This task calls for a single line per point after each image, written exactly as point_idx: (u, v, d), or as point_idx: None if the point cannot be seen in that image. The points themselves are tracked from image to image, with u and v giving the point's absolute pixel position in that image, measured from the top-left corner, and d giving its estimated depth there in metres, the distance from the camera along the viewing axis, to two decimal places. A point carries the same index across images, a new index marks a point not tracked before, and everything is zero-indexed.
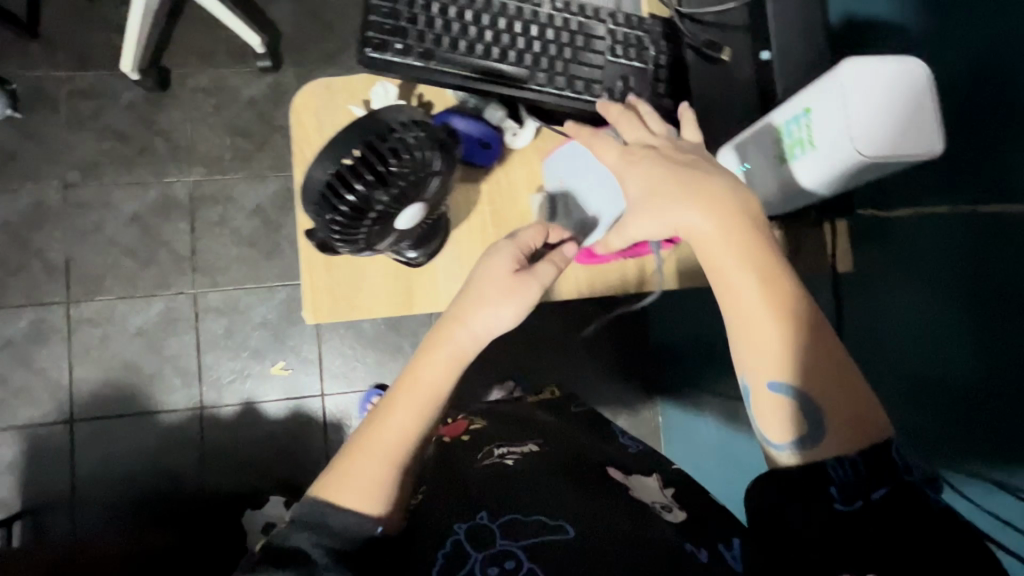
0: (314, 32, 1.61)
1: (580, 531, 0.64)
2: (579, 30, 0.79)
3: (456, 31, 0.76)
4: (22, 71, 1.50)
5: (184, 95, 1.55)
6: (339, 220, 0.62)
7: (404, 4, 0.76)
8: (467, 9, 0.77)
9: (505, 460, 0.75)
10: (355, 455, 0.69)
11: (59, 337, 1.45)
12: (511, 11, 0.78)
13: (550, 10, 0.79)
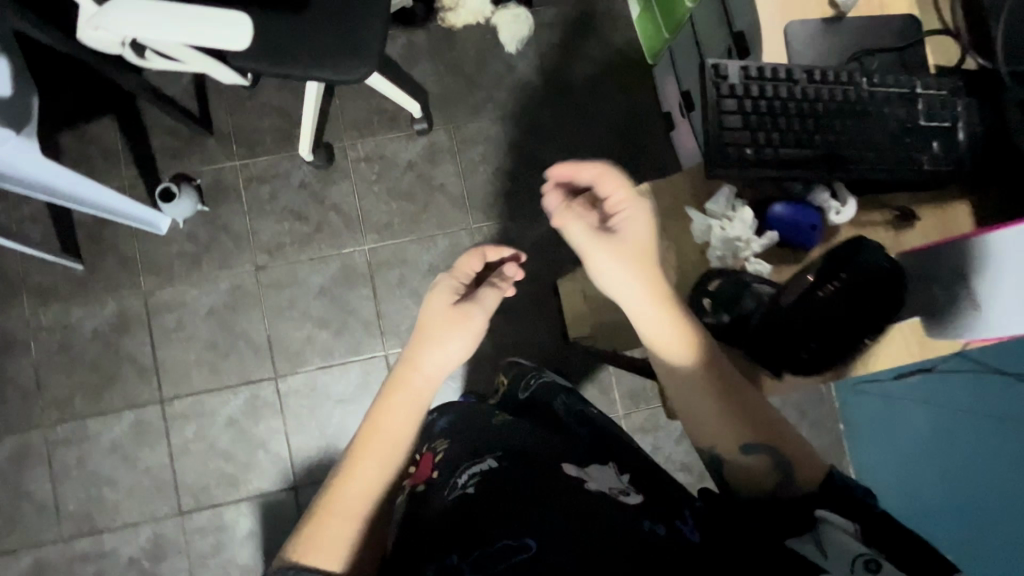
0: (459, 88, 1.66)
1: (541, 542, 0.67)
2: (893, 103, 0.94)
3: (789, 126, 0.93)
4: (203, 165, 1.59)
5: (349, 167, 1.62)
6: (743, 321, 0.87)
7: (743, 109, 0.93)
8: (796, 104, 0.94)
9: (467, 488, 0.77)
10: (321, 535, 0.80)
11: (273, 411, 1.55)
12: (832, 97, 0.94)
13: (866, 88, 0.94)
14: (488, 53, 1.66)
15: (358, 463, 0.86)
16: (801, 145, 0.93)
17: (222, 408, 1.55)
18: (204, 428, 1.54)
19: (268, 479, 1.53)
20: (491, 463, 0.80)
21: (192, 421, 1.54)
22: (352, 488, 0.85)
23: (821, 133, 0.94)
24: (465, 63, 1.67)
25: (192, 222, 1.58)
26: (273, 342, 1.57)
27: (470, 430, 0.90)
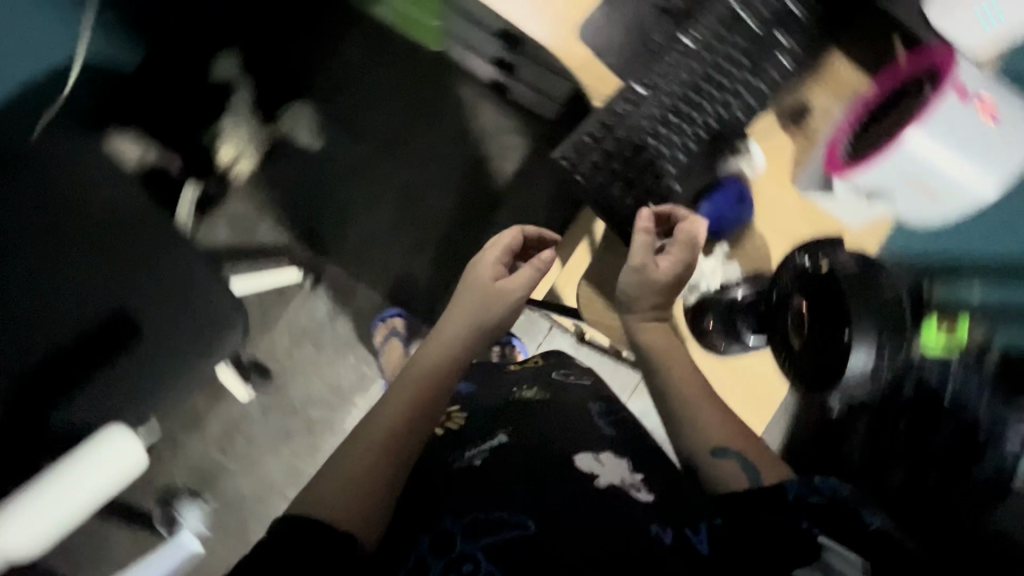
0: (308, 216, 1.50)
1: (542, 522, 0.60)
2: (713, 68, 0.72)
3: (678, 135, 0.73)
4: (174, 471, 1.50)
5: (287, 364, 1.52)
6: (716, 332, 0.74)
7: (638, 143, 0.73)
8: (658, 127, 0.73)
9: (475, 459, 0.71)
10: (331, 495, 0.62)
11: None
12: (675, 97, 0.73)
13: (689, 48, 0.73)
14: (300, 168, 1.48)
15: (387, 401, 0.74)
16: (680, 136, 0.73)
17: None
18: None
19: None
20: (503, 438, 0.73)
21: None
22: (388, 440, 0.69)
23: (687, 127, 0.73)
24: (291, 194, 1.50)
25: (209, 519, 1.51)
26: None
27: (490, 406, 0.83)
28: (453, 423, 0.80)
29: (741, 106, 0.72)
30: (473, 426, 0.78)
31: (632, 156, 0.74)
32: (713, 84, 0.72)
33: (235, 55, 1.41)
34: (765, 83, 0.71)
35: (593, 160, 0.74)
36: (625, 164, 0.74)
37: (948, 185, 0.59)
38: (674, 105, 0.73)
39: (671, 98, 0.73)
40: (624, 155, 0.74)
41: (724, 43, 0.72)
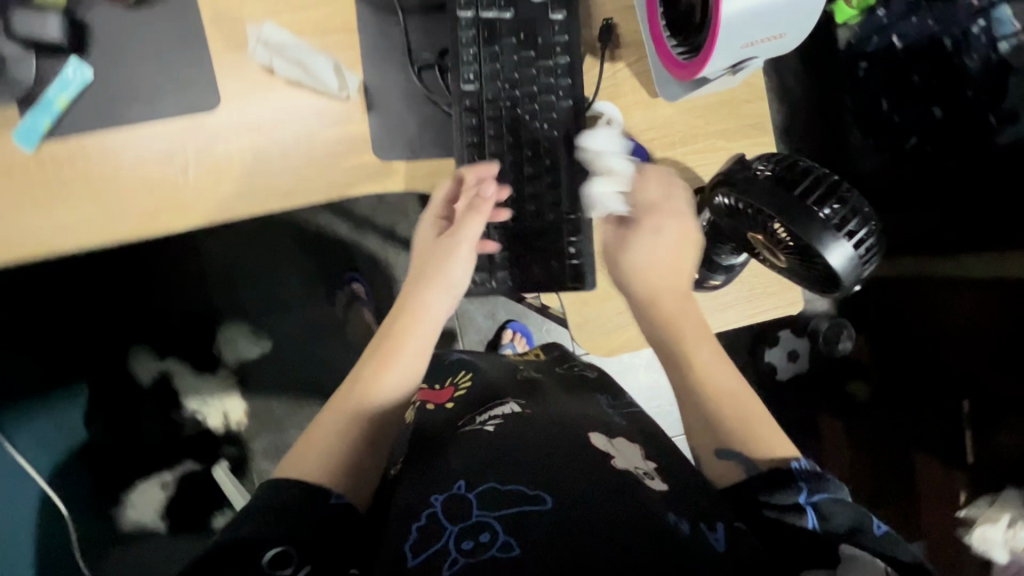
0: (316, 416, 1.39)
1: (564, 500, 0.49)
2: (513, 84, 0.62)
3: (539, 180, 0.64)
4: None
5: None
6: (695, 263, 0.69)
7: (518, 221, 0.65)
8: (522, 193, 0.64)
9: (487, 426, 0.60)
10: (320, 437, 0.56)
11: None
12: (504, 147, 0.63)
13: (475, 94, 0.62)
14: (272, 386, 1.39)
15: (376, 346, 0.63)
16: (546, 180, 0.64)
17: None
18: None
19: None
20: (518, 408, 0.62)
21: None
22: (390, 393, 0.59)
23: (542, 166, 0.63)
24: (281, 396, 1.39)
25: None
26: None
27: (504, 385, 0.69)
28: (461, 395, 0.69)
29: (564, 84, 0.62)
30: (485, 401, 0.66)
31: (530, 219, 0.64)
32: (526, 94, 0.62)
33: (147, 346, 1.35)
34: (561, 46, 0.62)
35: (506, 259, 0.65)
36: (533, 233, 0.64)
37: (780, 24, 0.54)
38: (513, 145, 0.63)
39: (505, 143, 0.63)
40: (523, 226, 0.64)
41: (496, 51, 0.61)
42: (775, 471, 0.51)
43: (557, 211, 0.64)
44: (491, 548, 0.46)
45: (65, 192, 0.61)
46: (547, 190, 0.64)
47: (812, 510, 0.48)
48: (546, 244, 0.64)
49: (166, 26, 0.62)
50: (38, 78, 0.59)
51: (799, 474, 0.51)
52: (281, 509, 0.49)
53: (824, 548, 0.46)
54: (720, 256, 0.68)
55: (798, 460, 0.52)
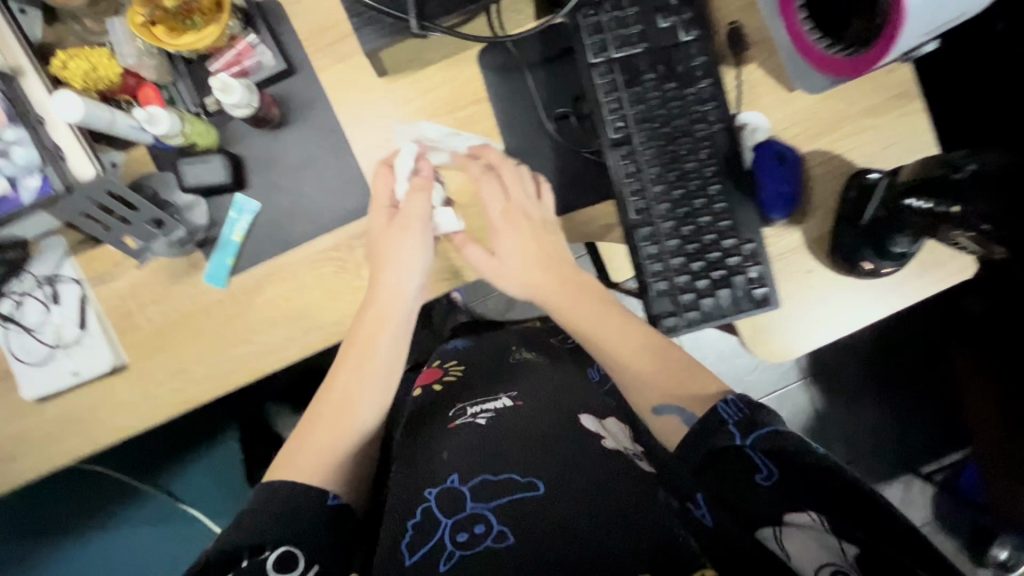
0: None
1: (553, 484, 0.52)
2: (660, 119, 0.60)
3: (705, 209, 0.60)
4: None
5: None
6: (865, 255, 0.65)
7: (691, 255, 0.59)
8: (690, 226, 0.60)
9: (477, 421, 0.62)
10: (308, 439, 0.60)
11: None
12: (664, 184, 0.60)
13: (623, 139, 0.60)
14: None
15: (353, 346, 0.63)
16: (712, 206, 0.60)
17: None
18: None
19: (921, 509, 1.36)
20: (508, 403, 0.64)
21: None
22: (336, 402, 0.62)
23: (705, 194, 0.60)
24: None
25: None
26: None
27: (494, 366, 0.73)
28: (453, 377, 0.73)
29: (713, 110, 0.60)
30: (473, 391, 0.69)
31: (706, 253, 0.59)
32: (676, 127, 0.60)
33: (291, 402, 0.96)
34: (702, 69, 0.60)
35: (689, 300, 0.59)
36: (712, 266, 0.59)
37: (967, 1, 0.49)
38: (675, 181, 0.60)
39: (664, 181, 0.60)
40: (701, 261, 0.59)
41: (640, 92, 0.60)
42: (706, 420, 0.52)
43: (731, 239, 0.60)
44: (485, 538, 0.49)
45: (258, 317, 0.64)
46: (718, 220, 0.60)
47: (762, 459, 0.49)
48: (728, 274, 0.59)
49: (312, 137, 0.63)
50: (211, 220, 0.62)
51: (726, 415, 0.51)
52: (263, 503, 0.53)
53: (772, 507, 0.48)
54: (895, 242, 0.63)
55: (727, 397, 0.53)
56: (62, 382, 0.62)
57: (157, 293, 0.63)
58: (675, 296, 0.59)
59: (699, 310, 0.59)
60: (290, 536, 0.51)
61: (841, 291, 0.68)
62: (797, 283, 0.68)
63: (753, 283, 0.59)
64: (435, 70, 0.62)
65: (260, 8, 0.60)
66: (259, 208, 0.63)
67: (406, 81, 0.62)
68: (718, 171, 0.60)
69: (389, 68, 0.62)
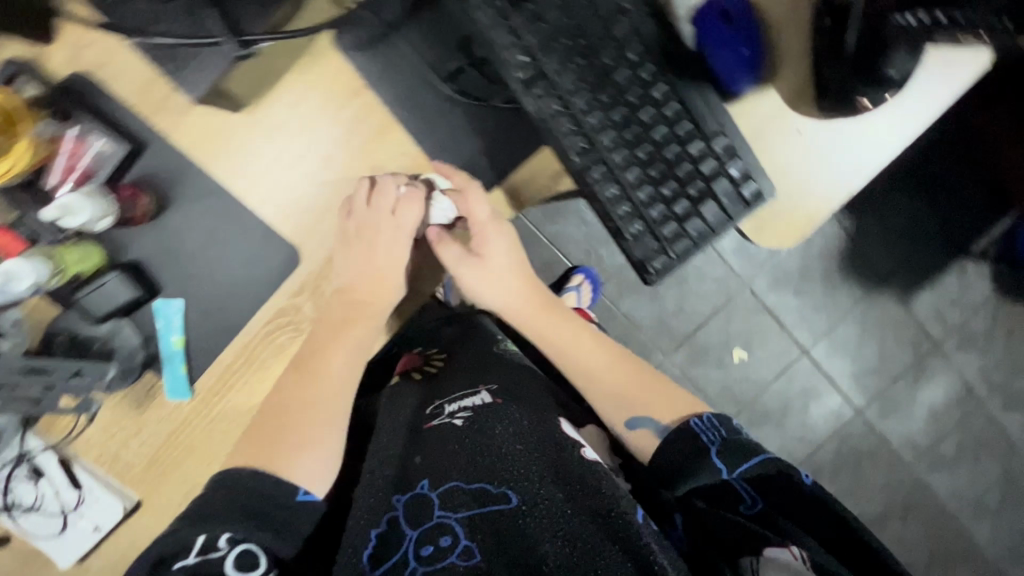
0: None
1: (524, 498, 0.53)
2: (564, 36, 0.49)
3: (657, 117, 0.50)
4: None
5: None
6: (856, 92, 0.54)
7: (659, 175, 0.50)
8: (647, 145, 0.50)
9: (455, 420, 0.60)
10: (278, 437, 0.56)
11: (915, 365, 1.41)
12: (601, 110, 0.49)
13: (535, 76, 0.48)
14: None
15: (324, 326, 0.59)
16: (662, 109, 0.50)
17: (946, 386, 1.41)
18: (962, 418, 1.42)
19: (980, 288, 1.40)
20: (490, 399, 0.62)
21: (955, 413, 1.42)
22: (307, 395, 0.58)
23: (649, 99, 0.50)
24: None
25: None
26: (853, 379, 1.39)
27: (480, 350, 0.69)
28: (434, 367, 0.68)
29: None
30: (456, 379, 0.66)
31: (675, 170, 0.50)
32: (592, 36, 0.49)
33: None
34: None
35: (673, 230, 0.51)
36: (686, 182, 0.50)
37: None
38: (611, 101, 0.49)
39: (600, 104, 0.49)
40: (672, 182, 0.50)
41: (534, 10, 0.48)
42: (682, 429, 0.58)
43: (698, 143, 0.50)
44: (451, 553, 0.51)
45: (241, 411, 0.60)
46: (676, 125, 0.50)
47: (744, 488, 0.53)
48: (707, 185, 0.50)
49: (199, 208, 0.54)
50: (144, 336, 0.57)
51: (699, 429, 0.58)
52: (226, 499, 0.51)
53: (752, 537, 0.49)
54: (889, 61, 0.52)
55: (702, 414, 0.59)
56: (88, 540, 0.61)
57: (130, 428, 0.59)
58: (655, 231, 0.51)
59: (689, 232, 0.51)
60: (258, 534, 0.50)
61: (844, 138, 0.58)
62: (790, 149, 0.58)
63: (737, 184, 0.51)
64: (293, 77, 0.52)
65: (65, 90, 0.50)
66: (184, 303, 0.56)
67: (268, 104, 0.52)
68: (658, 68, 0.50)
69: (241, 99, 0.52)
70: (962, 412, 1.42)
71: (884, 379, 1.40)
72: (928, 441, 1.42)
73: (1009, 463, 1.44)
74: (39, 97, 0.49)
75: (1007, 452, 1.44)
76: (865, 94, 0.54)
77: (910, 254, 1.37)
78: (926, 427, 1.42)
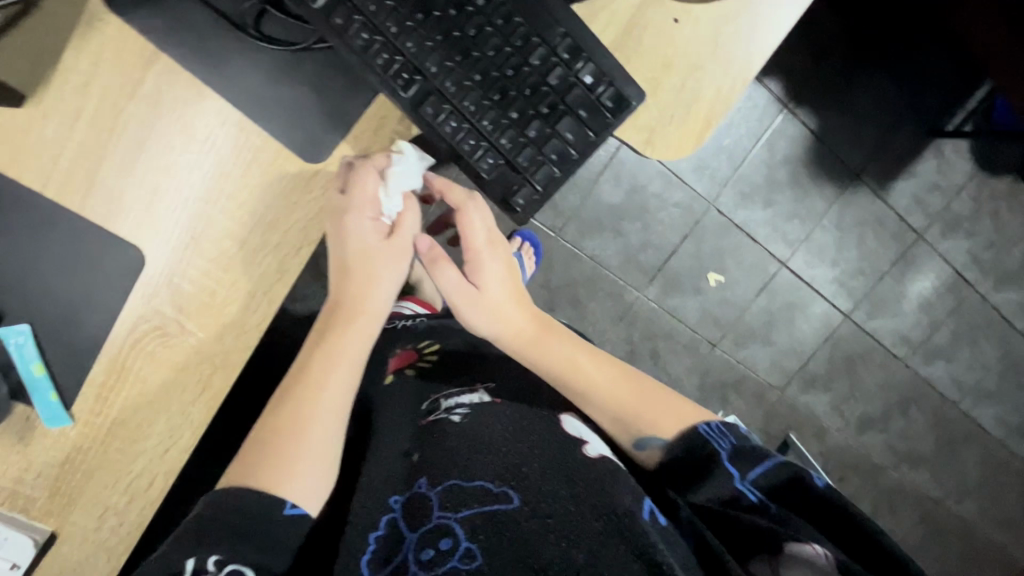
0: None
1: (526, 497, 0.51)
2: None
3: (484, 27, 0.42)
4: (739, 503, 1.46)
5: None
6: None
7: (502, 96, 0.44)
8: (481, 63, 0.43)
9: (454, 416, 0.61)
10: (275, 446, 0.51)
11: (898, 258, 1.34)
12: (419, 32, 0.42)
13: (333, 3, 0.41)
14: None
15: (321, 344, 0.55)
16: (488, 17, 0.42)
17: (936, 275, 1.35)
18: (954, 303, 1.37)
19: (961, 167, 1.32)
20: (488, 398, 0.63)
21: (948, 301, 1.37)
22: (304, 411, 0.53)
23: (471, 7, 0.42)
24: None
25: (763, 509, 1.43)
26: (836, 283, 1.34)
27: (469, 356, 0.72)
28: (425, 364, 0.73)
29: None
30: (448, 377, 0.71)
31: (519, 86, 0.44)
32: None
33: None
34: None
35: (530, 157, 0.45)
36: (535, 99, 0.44)
37: None
38: (425, 17, 0.42)
39: (413, 24, 0.42)
40: (518, 100, 0.44)
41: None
42: (690, 439, 0.54)
43: (539, 51, 0.43)
44: (451, 556, 0.48)
45: (129, 428, 0.56)
46: (509, 33, 0.43)
47: (755, 490, 0.49)
48: (560, 98, 0.44)
49: (17, 221, 0.49)
50: (3, 367, 0.53)
51: (710, 435, 0.53)
52: (216, 513, 0.47)
53: (769, 536, 0.46)
54: None
55: (710, 421, 0.55)
56: None
57: (20, 460, 0.56)
58: (511, 161, 0.45)
59: (550, 157, 0.45)
60: (243, 551, 0.46)
61: (720, 24, 0.51)
62: (659, 42, 0.51)
63: (594, 91, 0.44)
64: (72, 53, 0.45)
65: None
66: (31, 325, 0.52)
67: (53, 89, 0.46)
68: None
69: (22, 88, 0.46)
70: (956, 299, 1.37)
71: (869, 279, 1.35)
72: (922, 334, 1.38)
73: (1008, 341, 1.40)
74: None
75: (1005, 332, 1.40)
76: None
77: (876, 144, 1.29)
78: (919, 320, 1.37)
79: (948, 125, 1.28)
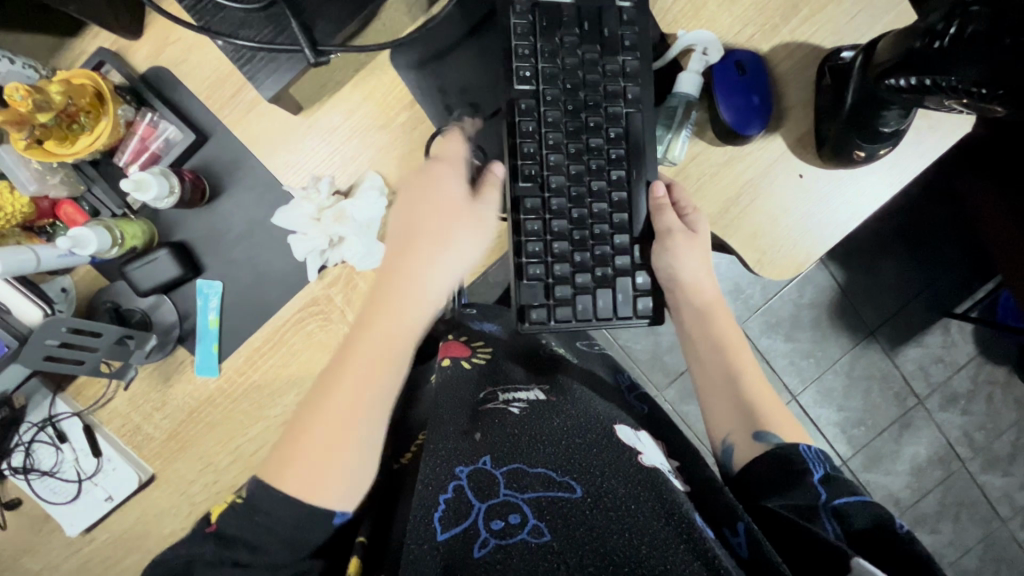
0: None
1: (590, 491, 0.51)
2: (572, 81, 0.55)
3: (605, 197, 0.56)
4: None
5: None
6: (860, 141, 0.59)
7: (588, 241, 0.56)
8: (587, 212, 0.56)
9: (513, 408, 0.62)
10: (309, 443, 0.48)
11: (898, 419, 1.44)
12: (573, 161, 0.56)
13: (536, 102, 0.55)
14: None
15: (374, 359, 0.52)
16: (615, 190, 0.57)
17: (930, 443, 1.44)
18: (944, 477, 1.44)
19: (964, 349, 1.44)
20: (543, 397, 0.64)
21: (938, 471, 1.44)
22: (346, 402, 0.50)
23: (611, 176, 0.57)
24: None
25: None
26: (838, 428, 1.44)
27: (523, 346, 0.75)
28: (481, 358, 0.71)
29: (628, 83, 0.56)
30: (540, 370, 0.71)
31: (594, 244, 0.56)
32: (596, 85, 0.56)
33: None
34: (630, 39, 0.56)
35: (566, 293, 0.56)
36: (598, 262, 0.57)
37: None
38: (577, 153, 0.56)
39: (568, 151, 0.56)
40: (586, 253, 0.56)
41: (555, 46, 0.55)
42: (792, 454, 0.53)
43: (622, 236, 0.57)
44: (521, 530, 0.48)
45: (263, 393, 0.61)
46: (613, 191, 0.57)
47: (829, 518, 0.48)
48: (614, 275, 0.57)
49: (250, 198, 0.58)
50: (181, 314, 0.60)
51: (807, 456, 0.53)
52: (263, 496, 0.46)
53: (830, 549, 0.44)
54: (887, 123, 0.58)
55: (809, 444, 0.55)
56: (99, 509, 0.62)
57: (157, 400, 0.61)
58: (549, 285, 0.56)
59: (617, 298, 0.57)
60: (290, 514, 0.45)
61: (836, 185, 0.64)
62: (788, 189, 0.64)
63: (637, 290, 0.57)
64: (350, 87, 0.57)
65: (145, 79, 0.55)
66: (223, 285, 0.60)
67: (326, 109, 0.57)
68: (624, 154, 0.57)
69: (303, 103, 0.57)
70: (945, 471, 1.44)
71: (868, 431, 1.44)
72: (911, 497, 1.44)
73: (991, 527, 1.45)
74: (121, 83, 0.54)
75: (987, 515, 1.45)
76: (861, 144, 0.59)
77: (896, 311, 1.43)
78: (908, 482, 1.44)
79: (957, 309, 1.42)
